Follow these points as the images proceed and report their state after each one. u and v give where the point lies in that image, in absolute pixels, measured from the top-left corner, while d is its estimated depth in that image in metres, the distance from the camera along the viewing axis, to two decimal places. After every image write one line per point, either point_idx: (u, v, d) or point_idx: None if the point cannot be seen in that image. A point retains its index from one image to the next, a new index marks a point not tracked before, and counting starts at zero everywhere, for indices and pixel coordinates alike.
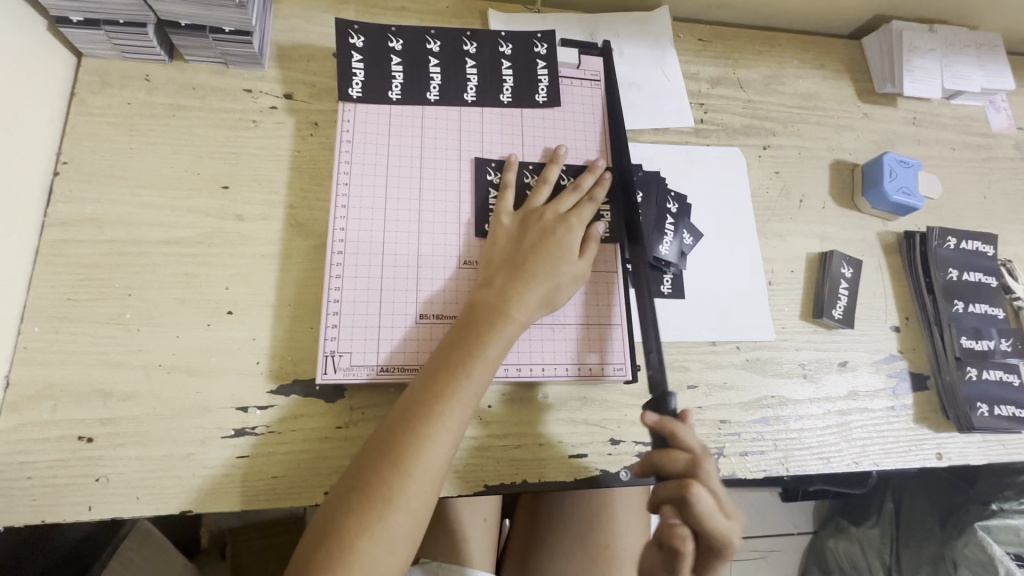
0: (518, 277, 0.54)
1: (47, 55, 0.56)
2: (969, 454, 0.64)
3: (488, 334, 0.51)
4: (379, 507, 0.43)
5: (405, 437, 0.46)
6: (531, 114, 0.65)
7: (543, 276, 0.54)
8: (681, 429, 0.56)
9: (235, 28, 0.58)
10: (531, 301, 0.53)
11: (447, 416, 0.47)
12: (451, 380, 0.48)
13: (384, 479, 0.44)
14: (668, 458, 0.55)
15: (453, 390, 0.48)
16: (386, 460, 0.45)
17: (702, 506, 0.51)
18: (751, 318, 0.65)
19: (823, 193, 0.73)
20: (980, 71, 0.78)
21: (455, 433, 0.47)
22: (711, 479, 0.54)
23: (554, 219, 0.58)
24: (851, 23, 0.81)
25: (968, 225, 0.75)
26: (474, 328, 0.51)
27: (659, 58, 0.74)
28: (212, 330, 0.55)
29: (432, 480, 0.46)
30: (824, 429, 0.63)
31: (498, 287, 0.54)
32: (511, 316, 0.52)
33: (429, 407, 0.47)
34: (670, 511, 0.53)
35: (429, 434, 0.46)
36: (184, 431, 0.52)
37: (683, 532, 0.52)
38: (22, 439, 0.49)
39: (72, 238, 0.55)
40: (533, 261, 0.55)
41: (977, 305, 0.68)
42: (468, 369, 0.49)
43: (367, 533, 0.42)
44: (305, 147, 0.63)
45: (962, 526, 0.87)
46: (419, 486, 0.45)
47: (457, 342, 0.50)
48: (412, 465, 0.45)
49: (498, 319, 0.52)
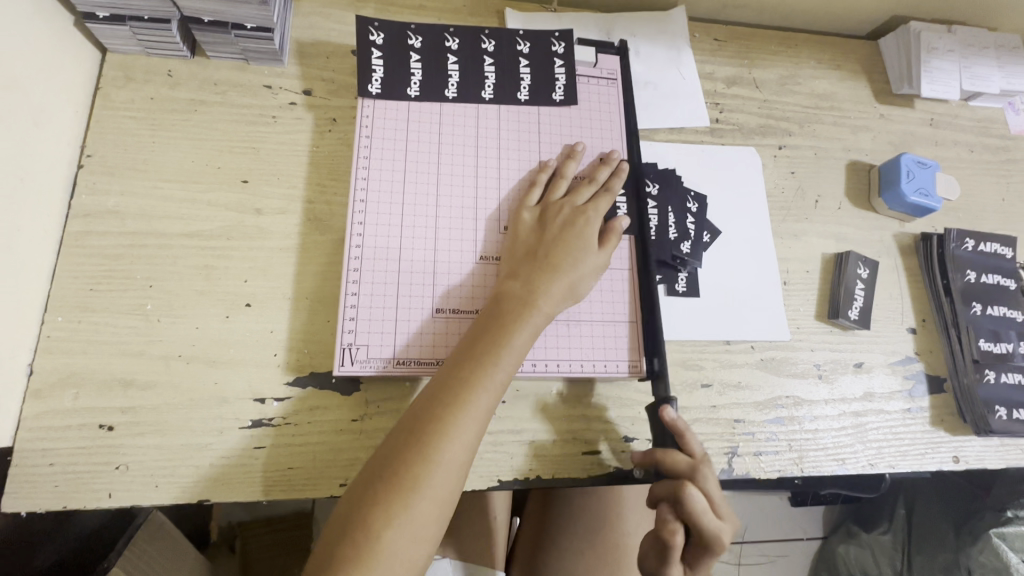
0: (540, 269, 0.54)
1: (72, 49, 0.57)
2: (986, 458, 0.64)
3: (512, 325, 0.51)
4: (403, 496, 0.43)
5: (430, 425, 0.46)
6: (548, 112, 0.66)
7: (565, 268, 0.55)
8: (691, 433, 0.54)
9: (256, 24, 0.58)
10: (556, 292, 0.53)
11: (471, 405, 0.47)
12: (478, 370, 0.48)
13: (411, 467, 0.44)
14: (670, 460, 0.53)
15: (477, 380, 0.48)
16: (411, 448, 0.45)
17: (695, 504, 0.51)
18: (766, 316, 0.65)
19: (839, 193, 0.73)
20: (999, 72, 0.78)
21: (479, 422, 0.47)
22: (710, 481, 0.53)
23: (574, 212, 0.58)
24: (869, 23, 0.81)
25: (985, 227, 0.74)
26: (499, 319, 0.51)
27: (674, 57, 0.74)
28: (231, 322, 0.56)
29: (456, 470, 0.46)
30: (839, 430, 0.62)
31: (522, 278, 0.54)
32: (535, 307, 0.52)
33: (454, 396, 0.47)
34: (669, 518, 0.52)
35: (455, 423, 0.46)
36: (202, 422, 0.52)
37: (676, 526, 0.51)
38: (43, 427, 0.50)
39: (95, 229, 0.56)
40: (556, 256, 0.55)
41: (996, 307, 0.68)
42: (492, 359, 0.49)
43: (393, 522, 0.42)
44: (324, 143, 0.63)
45: (976, 533, 0.86)
46: (446, 475, 0.45)
47: (481, 334, 0.51)
48: (436, 454, 0.45)
49: (522, 310, 0.52)
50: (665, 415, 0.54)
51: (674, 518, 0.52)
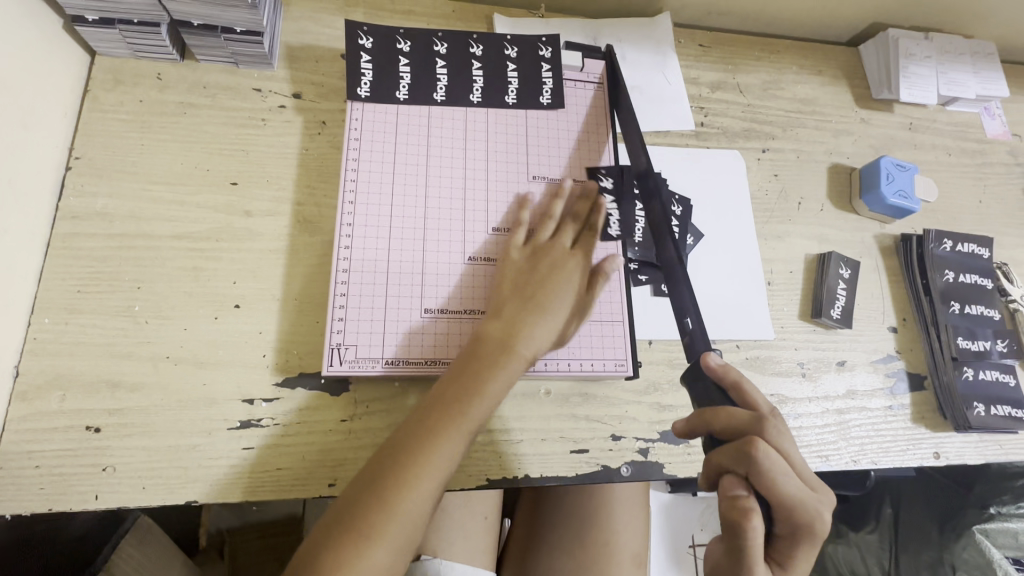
0: (521, 313, 0.54)
1: (61, 52, 0.57)
2: (966, 454, 0.65)
3: (488, 373, 0.51)
4: (361, 544, 0.43)
5: (397, 472, 0.46)
6: (536, 115, 0.67)
7: (545, 316, 0.55)
8: (749, 383, 0.47)
9: (246, 28, 0.59)
10: (535, 340, 0.53)
11: (441, 455, 0.47)
12: (452, 417, 0.49)
13: (372, 515, 0.44)
14: (727, 418, 0.45)
15: (449, 429, 0.48)
16: (375, 493, 0.45)
17: (773, 469, 0.42)
18: (751, 316, 0.66)
19: (821, 196, 0.74)
20: (975, 77, 0.80)
21: (446, 472, 0.47)
22: (784, 438, 0.44)
23: (557, 255, 0.58)
24: (849, 30, 0.83)
25: (963, 228, 0.76)
26: (477, 364, 0.51)
27: (660, 62, 0.75)
28: (219, 324, 0.56)
29: (419, 519, 0.46)
30: (823, 427, 0.63)
31: (501, 320, 0.54)
32: (513, 355, 0.52)
33: (426, 447, 0.47)
34: (733, 481, 0.43)
35: (422, 472, 0.46)
36: (190, 423, 0.52)
37: (749, 502, 0.41)
38: (29, 429, 0.50)
39: (83, 231, 0.56)
40: (535, 298, 0.55)
41: (973, 307, 0.69)
42: (466, 409, 0.49)
43: (345, 571, 0.42)
44: (313, 145, 0.64)
45: (960, 529, 0.88)
46: (417, 510, 0.46)
47: (457, 377, 0.51)
48: (399, 503, 0.45)
49: (500, 358, 0.52)
50: (709, 363, 0.48)
51: (746, 493, 0.42)
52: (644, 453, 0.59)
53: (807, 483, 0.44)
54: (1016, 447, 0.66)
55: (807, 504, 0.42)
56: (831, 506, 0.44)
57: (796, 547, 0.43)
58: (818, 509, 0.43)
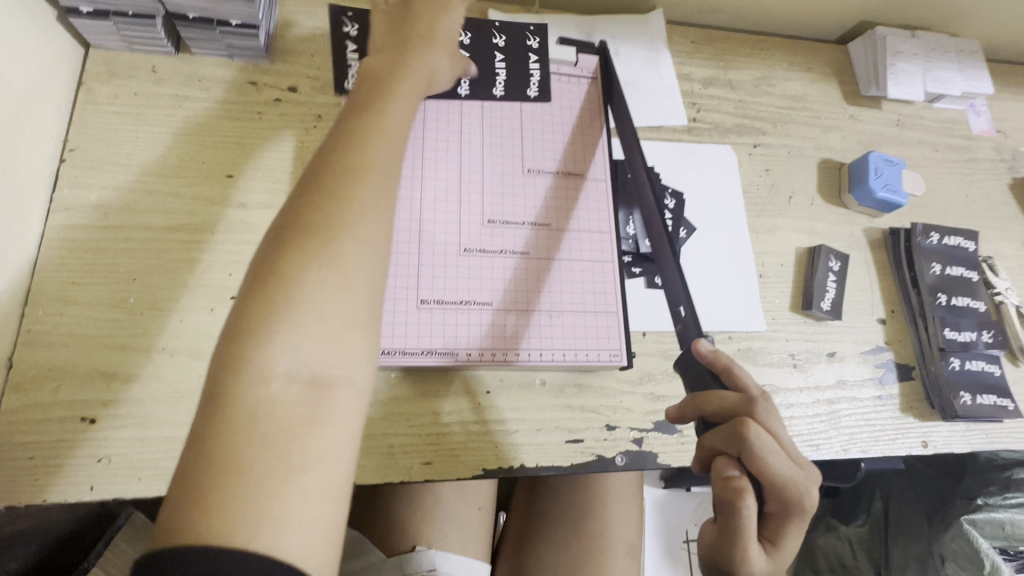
0: (354, 141, 0.44)
1: (55, 43, 0.57)
2: (953, 442, 0.66)
3: (324, 204, 0.40)
4: (235, 418, 0.34)
5: (249, 320, 0.37)
6: (531, 108, 0.67)
7: (382, 131, 0.45)
8: (738, 366, 0.47)
9: (241, 21, 0.59)
10: (394, 141, 0.46)
11: (308, 287, 0.38)
12: (292, 257, 0.38)
13: (241, 380, 0.35)
14: (718, 402, 0.46)
15: (293, 267, 0.38)
16: (232, 358, 0.35)
17: (763, 450, 0.42)
18: (743, 307, 0.67)
19: (811, 190, 0.75)
20: (960, 75, 0.81)
21: (335, 301, 0.38)
22: (774, 419, 0.44)
23: (375, 81, 0.49)
24: (838, 28, 0.84)
25: (949, 223, 0.77)
26: (303, 204, 0.41)
27: (653, 58, 0.76)
28: (215, 315, 0.56)
29: (303, 369, 0.36)
30: (813, 417, 0.65)
31: (333, 152, 0.44)
32: (354, 180, 0.42)
33: (270, 286, 0.37)
34: (725, 463, 0.43)
35: (292, 311, 0.37)
36: (187, 414, 0.52)
37: (742, 484, 0.42)
38: (24, 421, 0.50)
39: (78, 223, 0.56)
40: (356, 119, 0.46)
41: (960, 298, 0.71)
42: (298, 250, 0.39)
43: (231, 445, 0.33)
44: (309, 139, 0.64)
45: (949, 521, 0.89)
46: (285, 390, 0.35)
47: (283, 226, 0.40)
48: (268, 356, 0.35)
49: (338, 188, 0.41)
50: (700, 351, 0.48)
51: (738, 474, 0.42)
52: (639, 442, 0.60)
53: (797, 464, 0.44)
54: (1002, 435, 0.68)
55: (796, 483, 0.43)
56: (819, 484, 0.45)
57: (786, 525, 0.44)
58: (806, 488, 0.43)
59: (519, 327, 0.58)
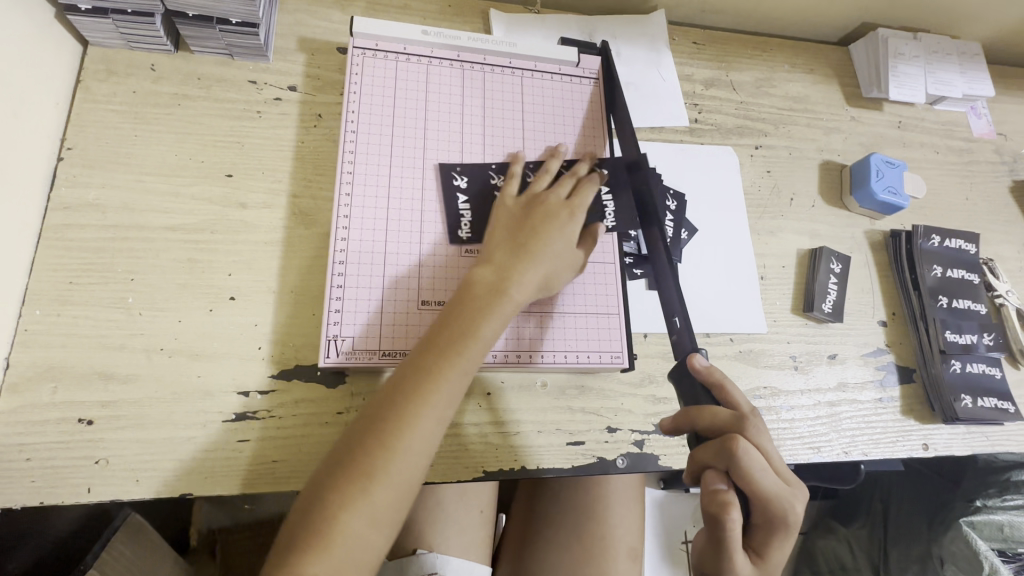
0: (510, 262, 0.53)
1: (53, 41, 0.57)
2: (954, 445, 0.66)
3: (453, 359, 0.48)
4: (334, 523, 0.42)
5: (373, 439, 0.45)
6: (533, 109, 0.67)
7: (541, 259, 0.54)
8: (730, 383, 0.48)
9: (241, 20, 0.59)
10: (529, 282, 0.53)
11: (420, 423, 0.46)
12: (421, 394, 0.47)
13: (350, 491, 0.43)
14: (709, 417, 0.47)
15: (425, 397, 0.47)
16: (360, 463, 0.44)
17: (751, 464, 0.44)
18: (744, 309, 0.67)
19: (813, 192, 0.75)
20: (961, 77, 0.81)
21: (436, 428, 0.47)
22: (762, 435, 0.46)
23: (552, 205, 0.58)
24: (839, 30, 0.84)
25: (950, 225, 0.77)
26: (440, 339, 0.49)
27: (654, 59, 0.76)
28: (214, 316, 0.55)
29: (404, 482, 0.45)
30: (814, 419, 0.64)
31: (495, 267, 0.53)
32: (473, 342, 0.49)
33: (395, 419, 0.45)
34: (714, 476, 0.45)
35: (401, 440, 0.45)
36: (185, 415, 0.52)
37: (729, 496, 0.44)
38: (20, 422, 0.49)
39: (75, 222, 0.56)
40: (532, 243, 0.54)
41: (961, 301, 0.71)
42: (430, 390, 0.47)
43: (324, 547, 0.41)
44: (309, 138, 0.64)
45: (948, 522, 0.88)
46: (383, 511, 0.44)
47: (418, 364, 0.48)
48: (381, 472, 0.44)
49: (460, 345, 0.49)
50: (694, 365, 0.49)
51: (727, 487, 0.44)
52: (640, 444, 0.60)
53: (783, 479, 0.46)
54: (1002, 438, 0.68)
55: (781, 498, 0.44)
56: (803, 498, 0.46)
57: (770, 538, 0.45)
58: (790, 502, 0.45)
59: (539, 328, 0.58)
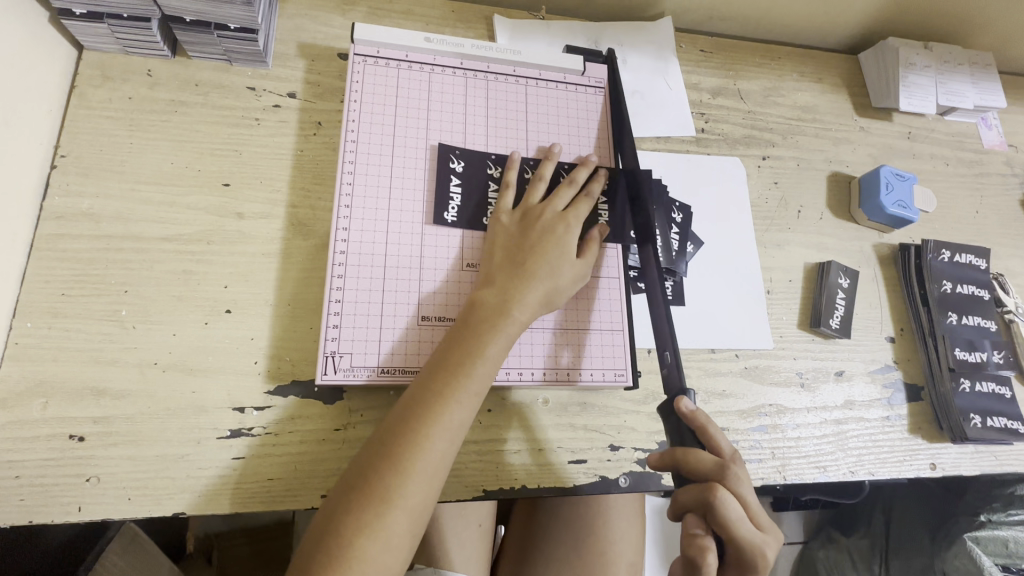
0: (513, 280, 0.53)
1: (47, 46, 0.56)
2: (962, 465, 0.65)
3: (460, 375, 0.48)
4: (347, 549, 0.41)
5: (383, 461, 0.44)
6: (537, 118, 0.66)
7: (543, 277, 0.54)
8: (714, 426, 0.48)
9: (239, 26, 0.57)
10: (531, 301, 0.52)
11: (430, 444, 0.45)
12: (429, 414, 0.46)
13: (361, 513, 0.42)
14: (691, 461, 0.47)
15: (435, 416, 0.46)
16: (370, 485, 0.43)
17: (728, 513, 0.44)
18: (750, 325, 0.66)
19: (820, 204, 0.74)
20: (973, 88, 0.80)
21: (449, 445, 0.46)
22: (743, 483, 0.45)
23: (552, 220, 0.57)
24: (849, 38, 0.82)
25: (960, 238, 0.76)
26: (446, 356, 0.49)
27: (661, 67, 0.74)
28: (210, 329, 0.54)
29: (417, 503, 0.44)
30: (821, 438, 0.63)
31: (498, 286, 0.53)
32: (480, 358, 0.49)
33: (405, 439, 0.45)
34: (693, 520, 0.45)
35: (413, 461, 0.44)
36: (179, 431, 0.51)
37: (706, 542, 0.44)
38: (9, 438, 0.48)
39: (68, 232, 0.54)
40: (533, 261, 0.54)
41: (970, 317, 0.69)
42: (439, 411, 0.46)
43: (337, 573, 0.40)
44: (308, 146, 0.62)
45: (952, 537, 0.87)
46: (397, 534, 0.43)
47: (424, 381, 0.47)
48: (393, 494, 0.43)
49: (466, 363, 0.48)
50: (680, 408, 0.48)
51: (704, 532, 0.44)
52: (643, 463, 0.58)
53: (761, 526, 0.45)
54: (1011, 458, 0.66)
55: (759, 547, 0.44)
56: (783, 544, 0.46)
57: None
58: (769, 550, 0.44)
59: (563, 344, 0.58)
